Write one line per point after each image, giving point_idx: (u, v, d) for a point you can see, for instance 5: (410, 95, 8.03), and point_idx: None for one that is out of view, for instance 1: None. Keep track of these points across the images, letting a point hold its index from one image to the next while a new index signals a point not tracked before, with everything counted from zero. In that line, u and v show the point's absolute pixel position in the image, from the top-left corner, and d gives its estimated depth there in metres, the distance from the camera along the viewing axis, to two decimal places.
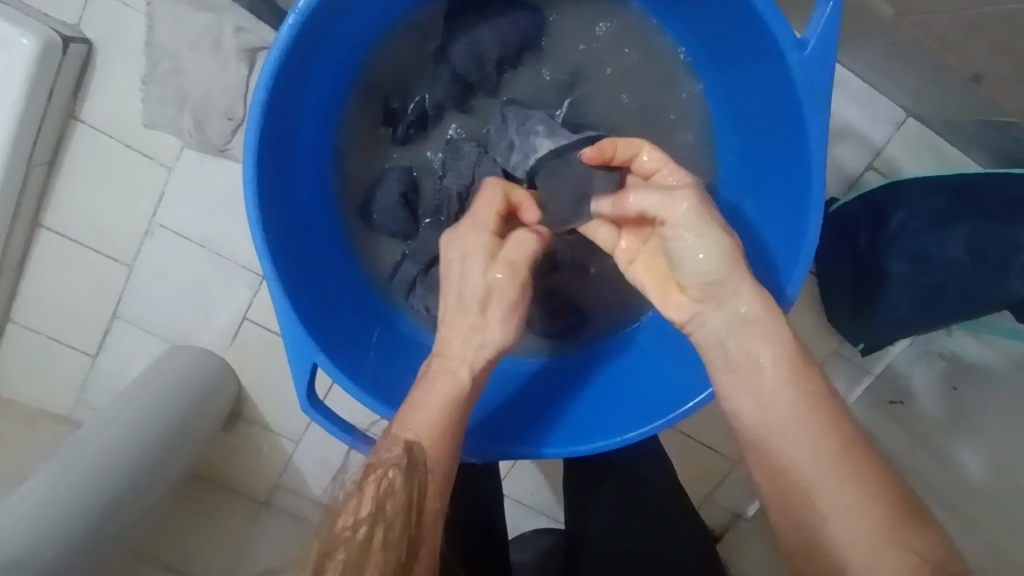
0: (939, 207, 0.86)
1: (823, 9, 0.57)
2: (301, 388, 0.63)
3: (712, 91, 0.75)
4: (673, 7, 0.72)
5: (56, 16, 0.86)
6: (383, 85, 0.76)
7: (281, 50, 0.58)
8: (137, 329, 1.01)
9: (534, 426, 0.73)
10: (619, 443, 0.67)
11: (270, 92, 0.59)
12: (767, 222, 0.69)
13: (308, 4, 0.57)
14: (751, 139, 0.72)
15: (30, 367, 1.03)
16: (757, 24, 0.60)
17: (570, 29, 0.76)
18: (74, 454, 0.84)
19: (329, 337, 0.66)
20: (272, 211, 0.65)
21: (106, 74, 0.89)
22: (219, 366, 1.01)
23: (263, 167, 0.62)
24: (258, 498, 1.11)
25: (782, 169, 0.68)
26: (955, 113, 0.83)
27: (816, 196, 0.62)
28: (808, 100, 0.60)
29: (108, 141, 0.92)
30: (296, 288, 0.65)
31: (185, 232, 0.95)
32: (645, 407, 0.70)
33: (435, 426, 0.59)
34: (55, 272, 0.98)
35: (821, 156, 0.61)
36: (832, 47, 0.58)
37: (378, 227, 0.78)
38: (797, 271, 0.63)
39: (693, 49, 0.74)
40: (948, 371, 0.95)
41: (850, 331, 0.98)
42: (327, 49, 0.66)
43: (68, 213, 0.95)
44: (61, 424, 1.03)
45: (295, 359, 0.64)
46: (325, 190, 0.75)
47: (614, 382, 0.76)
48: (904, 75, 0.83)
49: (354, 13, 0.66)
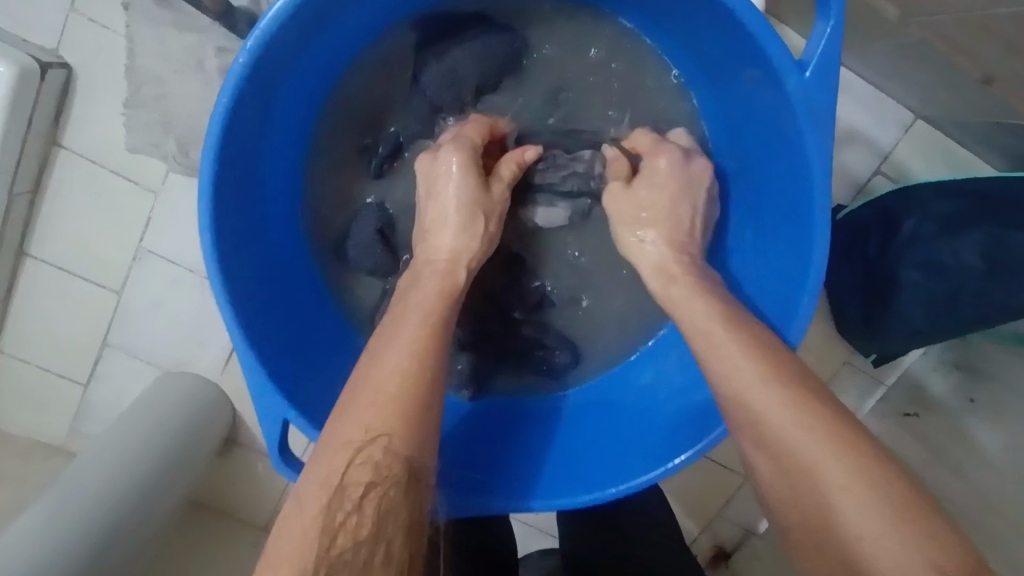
0: (951, 213, 0.82)
1: (824, 27, 0.54)
2: (273, 445, 0.60)
3: (709, 114, 0.74)
4: (663, 25, 0.70)
5: (35, 42, 0.84)
6: (363, 113, 0.74)
7: (232, 88, 0.56)
8: (129, 357, 0.99)
9: (512, 474, 0.69)
10: (618, 495, 0.63)
11: (222, 133, 0.57)
12: (771, 258, 0.68)
13: (257, 40, 0.56)
14: (749, 166, 0.70)
15: (20, 397, 1.01)
16: (751, 44, 0.58)
17: (562, 47, 0.73)
18: (68, 487, 0.82)
19: (301, 390, 0.64)
20: (235, 257, 0.62)
21: (87, 99, 0.87)
22: (212, 392, 0.99)
23: (222, 211, 0.60)
24: (257, 524, 1.08)
25: (782, 198, 0.66)
26: (965, 114, 0.80)
27: (820, 229, 0.59)
28: (808, 125, 0.57)
29: (93, 167, 0.89)
30: (264, 339, 0.63)
31: (174, 257, 0.93)
32: (637, 448, 0.69)
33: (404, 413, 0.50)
34: (43, 301, 0.96)
35: (827, 184, 0.58)
36: (832, 67, 0.55)
37: (354, 265, 0.75)
38: (804, 312, 0.60)
39: (688, 71, 0.73)
40: (964, 382, 0.91)
41: (862, 342, 0.94)
42: (289, 81, 0.64)
43: (55, 240, 0.93)
44: (56, 455, 1.01)
45: (263, 414, 0.61)
46: (295, 231, 0.73)
47: (610, 428, 0.73)
48: (911, 77, 0.79)
49: (315, 45, 0.64)
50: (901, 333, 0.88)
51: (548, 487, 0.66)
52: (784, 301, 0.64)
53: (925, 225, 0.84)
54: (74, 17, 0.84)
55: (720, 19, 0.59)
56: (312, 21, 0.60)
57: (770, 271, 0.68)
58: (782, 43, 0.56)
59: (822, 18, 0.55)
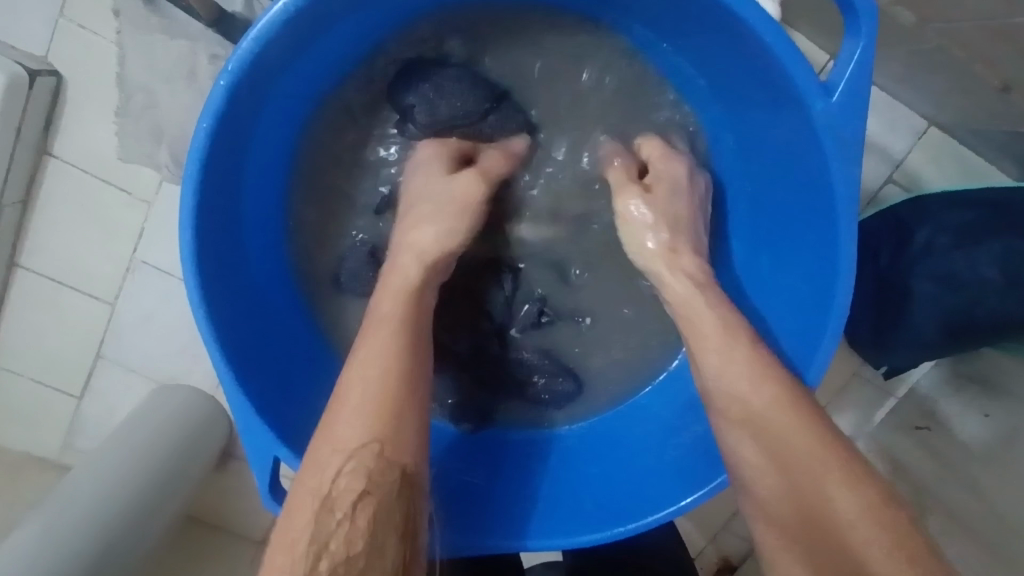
0: (967, 223, 0.80)
1: (854, 47, 0.53)
2: (261, 483, 0.58)
3: (723, 138, 0.72)
4: (677, 42, 0.68)
5: (23, 49, 0.82)
6: (358, 137, 0.73)
7: (212, 116, 0.55)
8: (123, 370, 0.97)
9: (509, 511, 0.68)
10: (625, 533, 0.62)
11: (202, 160, 0.56)
12: (787, 285, 0.67)
13: (237, 63, 0.54)
14: (766, 192, 0.69)
15: (12, 411, 0.99)
16: (775, 65, 0.56)
17: (564, 61, 0.72)
18: (61, 507, 0.80)
19: (287, 424, 0.62)
20: (215, 288, 0.61)
21: (77, 107, 0.85)
22: (208, 406, 0.97)
23: (202, 240, 0.58)
24: (254, 538, 1.06)
25: (801, 222, 0.64)
26: (982, 122, 0.77)
27: (844, 255, 0.58)
28: (834, 150, 0.55)
29: (83, 176, 0.87)
30: (247, 372, 0.61)
31: (168, 269, 0.91)
32: (639, 483, 0.69)
33: (396, 419, 0.52)
34: (34, 313, 0.94)
35: (851, 210, 0.56)
36: (862, 89, 0.54)
37: (344, 291, 0.74)
38: (827, 341, 0.59)
39: (703, 94, 0.71)
40: (979, 396, 0.90)
41: (871, 353, 0.91)
42: (269, 104, 0.62)
43: (45, 252, 0.91)
44: (49, 469, 1.00)
45: (250, 450, 0.59)
46: (280, 258, 0.71)
47: (604, 460, 0.73)
48: (926, 84, 0.77)
49: (297, 65, 0.62)
50: (914, 347, 0.86)
51: (548, 525, 0.66)
52: (807, 333, 0.62)
53: (939, 236, 0.82)
54: (63, 24, 0.82)
55: (742, 39, 0.57)
56: (293, 41, 0.58)
57: (788, 296, 0.66)
58: (809, 65, 0.54)
59: (851, 39, 0.53)
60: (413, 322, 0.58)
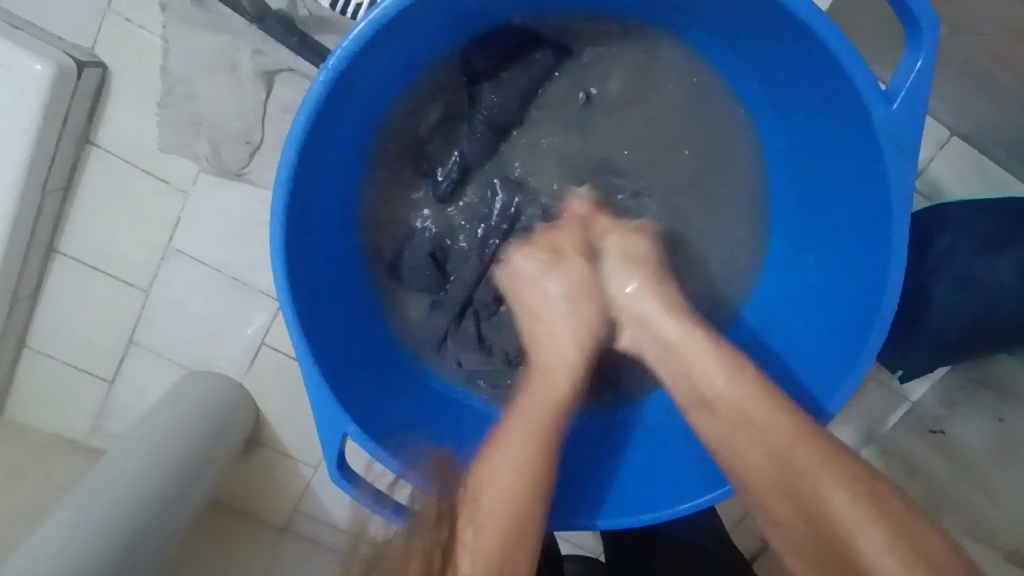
0: (988, 230, 0.82)
1: (911, 65, 0.53)
2: (332, 459, 0.60)
3: (769, 139, 0.72)
4: (725, 43, 0.66)
5: (69, 39, 0.84)
6: (413, 131, 0.72)
7: (310, 110, 0.54)
8: (155, 355, 0.99)
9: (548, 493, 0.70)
10: (670, 515, 0.65)
11: (299, 154, 0.55)
12: (817, 307, 0.68)
13: (340, 58, 0.53)
14: (816, 202, 0.69)
15: (45, 393, 1.02)
16: (837, 75, 0.55)
17: (612, 61, 0.71)
18: (97, 487, 0.83)
19: (358, 405, 0.63)
20: (299, 274, 0.60)
21: (120, 97, 0.87)
22: (237, 393, 0.99)
23: (290, 232, 0.58)
24: (277, 524, 1.09)
25: (851, 260, 0.64)
26: (1009, 133, 0.78)
27: (894, 268, 0.58)
28: (892, 157, 0.55)
29: (123, 165, 0.90)
30: (326, 355, 0.61)
31: (203, 258, 0.93)
32: (655, 481, 0.70)
33: (516, 464, 0.60)
34: (71, 298, 0.96)
35: (905, 218, 0.57)
36: (921, 100, 0.53)
37: (406, 282, 0.75)
38: (850, 379, 0.61)
39: (750, 94, 0.70)
40: (995, 402, 0.91)
41: (888, 355, 0.93)
42: (352, 105, 0.61)
43: (84, 238, 0.93)
44: (79, 450, 1.02)
45: (322, 424, 0.60)
46: (349, 246, 0.71)
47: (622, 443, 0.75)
48: (955, 94, 0.78)
49: (381, 67, 0.61)
50: (932, 354, 0.87)
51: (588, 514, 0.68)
52: (837, 353, 0.64)
53: (961, 244, 0.83)
54: (108, 16, 0.84)
55: (802, 46, 0.56)
56: (383, 47, 0.58)
57: (817, 327, 0.68)
58: (870, 72, 0.53)
59: (912, 52, 0.53)
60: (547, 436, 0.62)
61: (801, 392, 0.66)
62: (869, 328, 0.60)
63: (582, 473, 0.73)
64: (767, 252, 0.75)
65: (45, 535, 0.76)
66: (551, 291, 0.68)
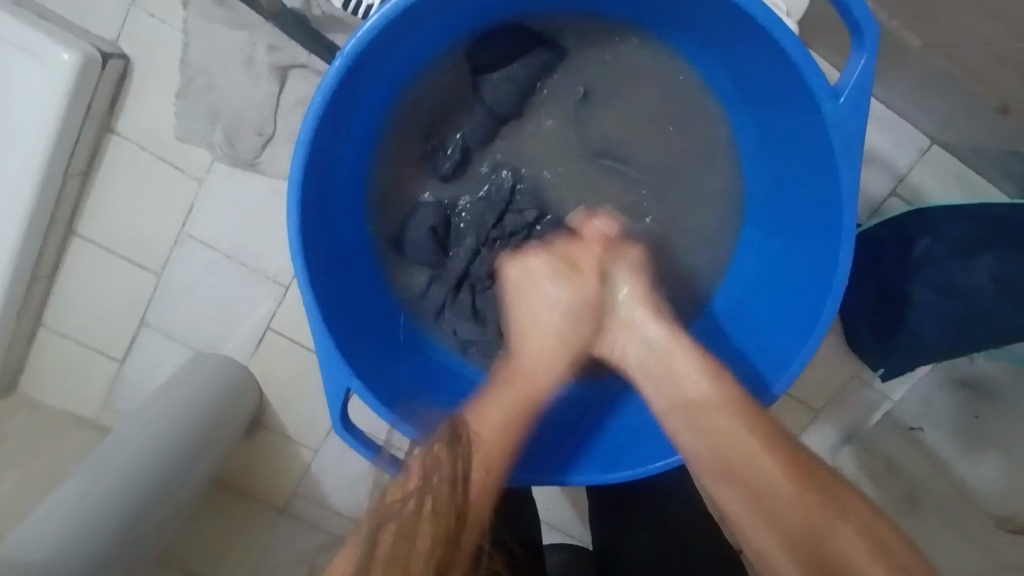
0: (966, 235, 0.85)
1: (857, 61, 0.55)
2: (335, 412, 0.64)
3: (743, 132, 0.73)
4: (702, 42, 0.69)
5: (95, 32, 0.89)
6: (421, 118, 0.75)
7: (325, 94, 0.57)
8: (164, 337, 1.03)
9: (541, 455, 0.73)
10: (656, 467, 0.67)
11: (315, 129, 0.58)
12: (776, 295, 0.70)
13: (354, 46, 0.56)
14: (782, 194, 0.70)
15: (58, 372, 1.06)
16: (793, 72, 0.58)
17: (608, 59, 0.74)
18: (111, 457, 0.87)
19: (362, 364, 0.66)
20: (312, 240, 0.64)
21: (140, 88, 0.91)
22: (243, 375, 1.03)
23: (307, 202, 0.62)
24: (276, 505, 1.12)
25: (810, 246, 0.66)
26: (983, 142, 0.82)
27: (842, 258, 0.60)
28: (841, 150, 0.58)
29: (141, 153, 0.94)
30: (335, 317, 0.65)
31: (213, 244, 0.97)
32: (631, 450, 0.72)
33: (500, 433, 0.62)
34: (86, 279, 1.01)
35: (853, 208, 0.59)
36: (865, 98, 0.56)
37: (410, 256, 0.78)
38: (798, 360, 0.63)
39: (725, 90, 0.72)
40: (970, 400, 0.96)
41: (872, 355, 0.96)
42: (363, 91, 0.65)
43: (101, 222, 0.98)
44: (88, 427, 1.06)
45: (327, 380, 0.63)
46: (359, 218, 0.74)
47: (610, 410, 0.78)
48: (931, 104, 0.82)
49: (388, 57, 0.64)
50: (911, 352, 0.91)
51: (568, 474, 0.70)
52: (791, 337, 0.66)
53: (939, 247, 0.87)
54: (133, 11, 0.88)
55: (761, 44, 0.59)
56: (388, 41, 0.61)
57: (775, 314, 0.70)
58: (820, 71, 0.56)
59: (857, 51, 0.55)
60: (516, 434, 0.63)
61: (753, 376, 0.69)
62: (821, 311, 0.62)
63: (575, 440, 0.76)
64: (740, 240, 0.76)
65: (51, 507, 0.78)
66: (553, 296, 0.69)
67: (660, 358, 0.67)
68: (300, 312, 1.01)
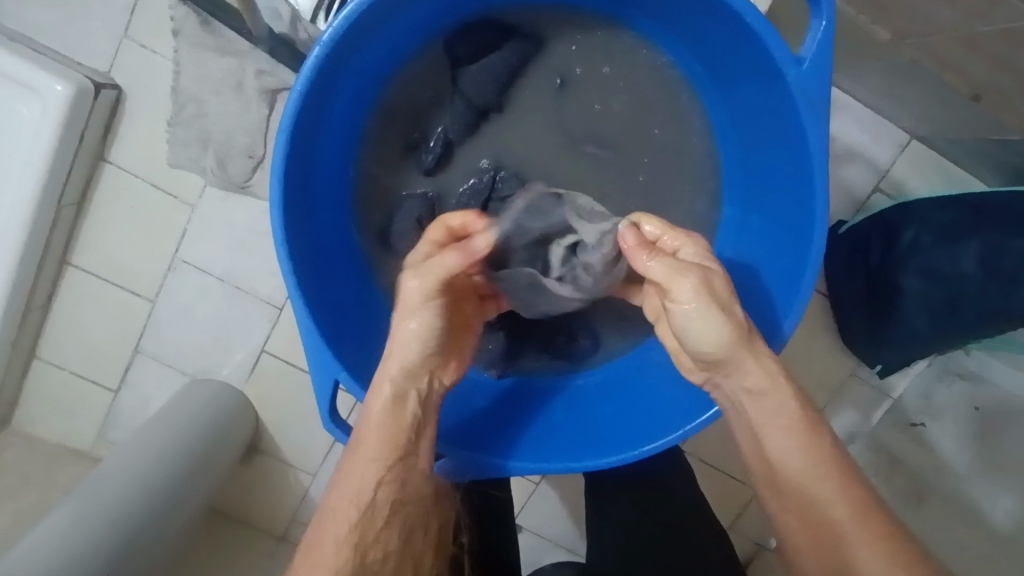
0: (949, 224, 0.86)
1: (817, 26, 0.57)
2: (323, 406, 0.64)
3: (716, 113, 0.75)
4: (675, 32, 0.71)
5: (88, 64, 0.91)
6: (403, 120, 0.76)
7: (305, 84, 0.59)
8: (158, 363, 1.03)
9: (578, 437, 0.71)
10: (635, 456, 0.65)
11: (295, 120, 0.61)
12: (773, 227, 0.70)
13: (331, 37, 0.59)
14: (758, 161, 0.72)
15: (53, 404, 1.05)
16: (755, 43, 0.61)
17: (580, 58, 0.75)
18: (96, 484, 0.84)
19: (351, 356, 0.66)
20: (296, 234, 0.65)
21: (134, 117, 0.93)
22: (238, 399, 1.02)
23: (288, 193, 0.63)
24: (275, 533, 1.10)
25: (789, 191, 0.67)
26: (957, 132, 0.84)
27: (821, 212, 0.62)
28: (807, 113, 0.60)
29: (134, 180, 0.95)
30: (321, 308, 0.65)
31: (207, 267, 0.98)
32: (663, 417, 0.69)
33: (388, 452, 0.57)
34: (81, 308, 1.01)
35: (823, 171, 0.61)
36: (828, 60, 0.58)
37: (394, 249, 0.77)
38: (804, 289, 0.63)
39: (699, 77, 0.74)
40: (970, 392, 0.95)
41: (867, 351, 0.96)
42: (345, 83, 0.67)
43: (94, 252, 0.99)
44: (82, 459, 1.05)
45: (315, 371, 0.64)
46: (343, 216, 0.75)
47: (648, 372, 0.74)
48: (903, 97, 0.84)
49: (367, 52, 0.66)
50: (904, 343, 0.91)
51: (591, 452, 0.67)
52: (786, 280, 0.66)
53: (924, 237, 0.88)
54: (125, 42, 0.91)
55: (724, 21, 0.62)
56: (367, 32, 0.63)
57: (780, 232, 0.69)
58: (783, 40, 0.59)
59: (816, 15, 0.57)
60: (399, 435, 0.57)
61: (767, 301, 0.68)
62: (808, 259, 0.63)
63: (522, 421, 0.73)
64: (724, 203, 0.77)
65: (37, 539, 0.74)
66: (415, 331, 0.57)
67: (761, 406, 0.57)
68: (295, 333, 1.01)
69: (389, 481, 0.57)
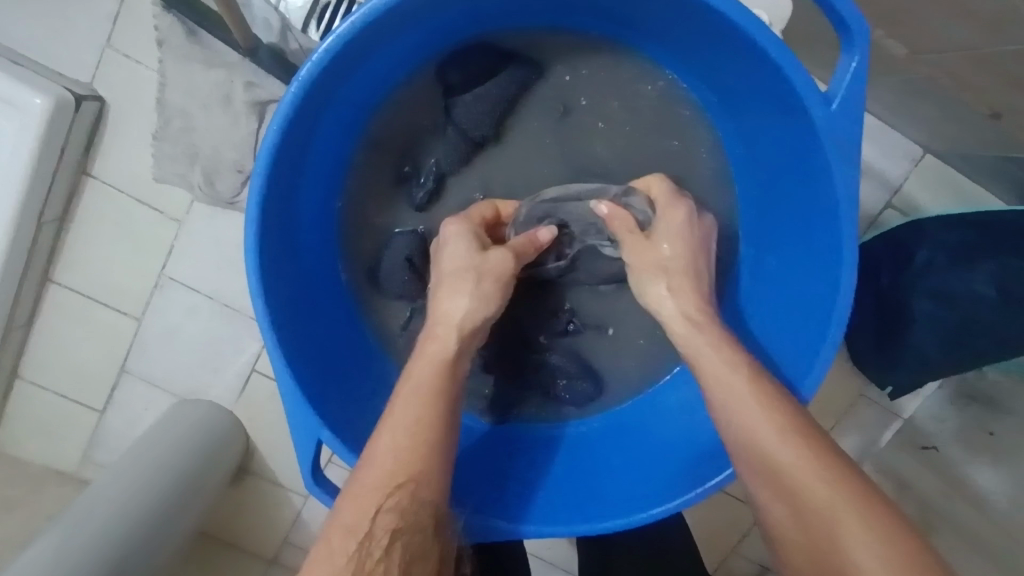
0: (962, 244, 0.83)
1: (848, 62, 0.53)
2: (305, 465, 0.59)
3: (728, 145, 0.72)
4: (680, 54, 0.68)
5: (70, 75, 0.87)
6: (396, 151, 0.73)
7: (283, 121, 0.56)
8: (145, 384, 1.00)
9: (587, 497, 0.66)
10: (646, 519, 0.60)
11: (274, 159, 0.57)
12: (793, 279, 0.66)
13: (311, 71, 0.55)
14: (773, 203, 0.69)
15: (36, 425, 1.02)
16: (777, 76, 0.57)
17: (581, 75, 0.72)
18: (80, 510, 0.80)
19: (332, 407, 0.63)
20: (275, 279, 0.62)
21: (118, 131, 0.90)
22: (227, 420, 0.98)
23: (268, 234, 0.60)
24: (265, 556, 1.07)
25: (808, 238, 0.64)
26: (971, 148, 0.81)
27: (847, 265, 0.58)
28: (836, 158, 0.56)
29: (119, 195, 0.92)
30: (301, 359, 0.62)
31: (195, 285, 0.94)
32: (678, 475, 0.64)
33: (414, 454, 0.53)
34: (64, 327, 0.98)
35: (853, 221, 0.57)
36: (859, 99, 0.55)
37: (384, 288, 0.74)
38: (826, 349, 0.59)
39: (710, 104, 0.71)
40: (982, 416, 0.91)
41: (877, 373, 0.93)
42: (332, 112, 0.64)
43: (78, 269, 0.95)
44: (68, 481, 1.02)
45: (295, 428, 0.60)
46: (329, 251, 0.72)
47: (664, 432, 0.71)
48: (916, 113, 0.81)
49: (355, 80, 0.63)
50: (914, 366, 0.88)
51: (601, 513, 0.63)
52: (807, 338, 0.63)
53: (937, 257, 0.84)
54: (108, 53, 0.87)
55: (739, 49, 0.59)
56: (356, 59, 0.60)
57: (799, 285, 0.65)
58: (807, 72, 0.55)
59: (848, 53, 0.53)
60: (429, 436, 0.54)
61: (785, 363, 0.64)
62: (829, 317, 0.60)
63: (529, 478, 0.70)
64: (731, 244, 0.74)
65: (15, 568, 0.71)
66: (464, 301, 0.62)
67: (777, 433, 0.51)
68: None
69: (399, 494, 0.51)
